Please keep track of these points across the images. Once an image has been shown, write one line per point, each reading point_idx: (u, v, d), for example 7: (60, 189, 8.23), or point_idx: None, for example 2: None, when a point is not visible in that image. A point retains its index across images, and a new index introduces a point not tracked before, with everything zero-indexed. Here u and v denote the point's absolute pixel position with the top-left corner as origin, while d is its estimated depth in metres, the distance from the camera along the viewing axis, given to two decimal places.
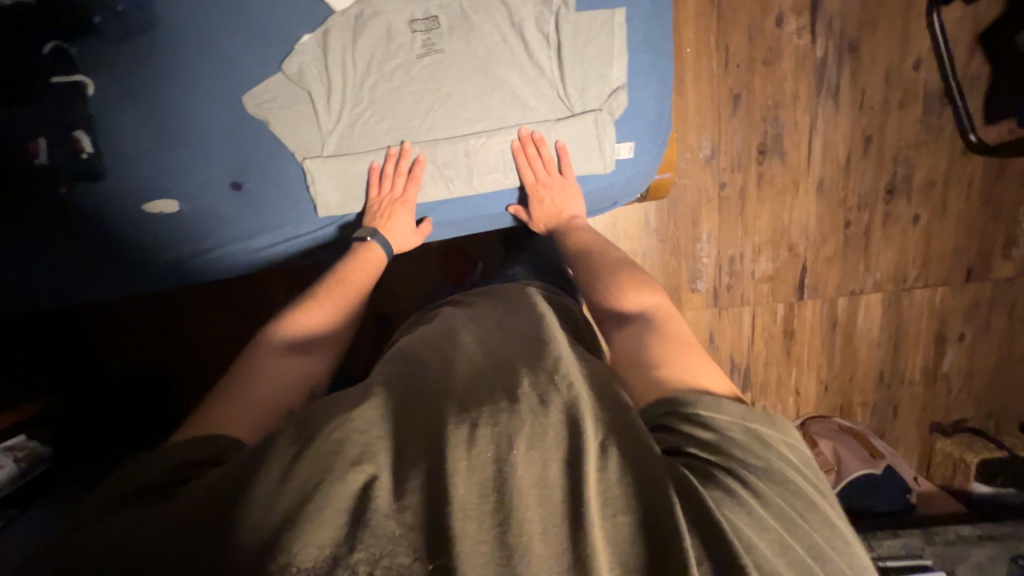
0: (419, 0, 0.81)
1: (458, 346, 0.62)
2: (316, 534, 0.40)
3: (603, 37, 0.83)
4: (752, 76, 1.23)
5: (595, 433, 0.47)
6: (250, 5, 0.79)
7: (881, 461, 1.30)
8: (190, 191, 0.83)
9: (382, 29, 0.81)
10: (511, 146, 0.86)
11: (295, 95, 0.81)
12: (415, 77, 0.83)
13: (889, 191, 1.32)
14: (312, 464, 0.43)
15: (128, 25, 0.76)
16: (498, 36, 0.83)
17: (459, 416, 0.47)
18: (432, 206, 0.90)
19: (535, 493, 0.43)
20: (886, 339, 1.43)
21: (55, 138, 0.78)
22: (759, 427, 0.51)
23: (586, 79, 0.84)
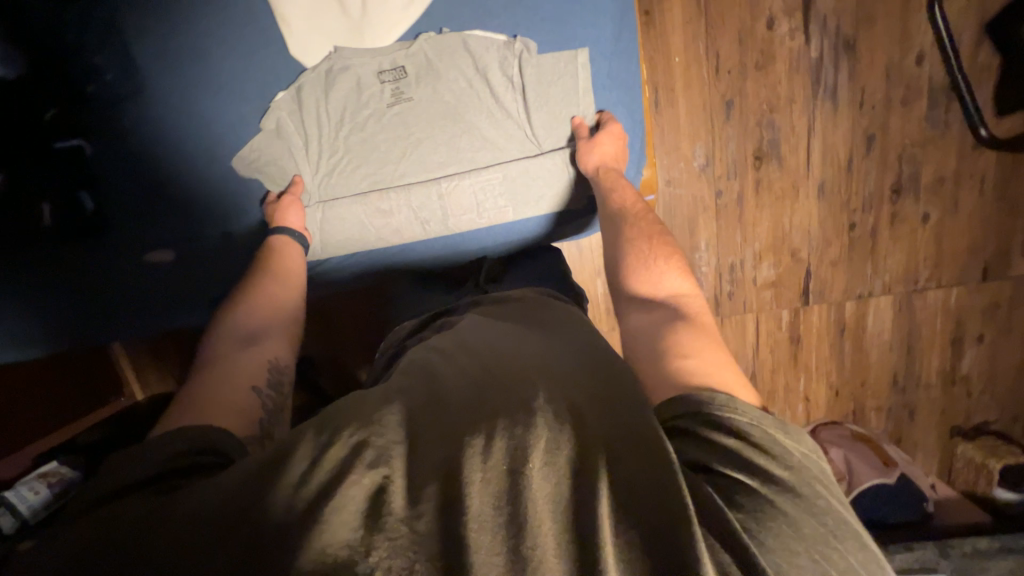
0: (385, 52, 0.84)
1: (474, 348, 0.63)
2: (335, 534, 0.41)
3: (570, 78, 0.86)
4: (744, 81, 1.21)
5: (605, 444, 0.47)
6: (227, 66, 0.84)
7: (894, 470, 1.27)
8: (188, 235, 0.90)
9: (352, 81, 0.86)
10: (481, 188, 0.90)
11: (276, 149, 0.87)
12: (387, 126, 0.88)
13: (895, 191, 1.28)
14: (332, 460, 0.46)
15: (117, 90, 0.84)
16: (464, 81, 0.87)
17: (476, 427, 0.48)
18: (411, 245, 0.95)
19: (551, 504, 0.43)
20: (899, 342, 1.39)
21: (58, 201, 0.84)
22: (779, 435, 0.49)
23: (552, 119, 0.89)
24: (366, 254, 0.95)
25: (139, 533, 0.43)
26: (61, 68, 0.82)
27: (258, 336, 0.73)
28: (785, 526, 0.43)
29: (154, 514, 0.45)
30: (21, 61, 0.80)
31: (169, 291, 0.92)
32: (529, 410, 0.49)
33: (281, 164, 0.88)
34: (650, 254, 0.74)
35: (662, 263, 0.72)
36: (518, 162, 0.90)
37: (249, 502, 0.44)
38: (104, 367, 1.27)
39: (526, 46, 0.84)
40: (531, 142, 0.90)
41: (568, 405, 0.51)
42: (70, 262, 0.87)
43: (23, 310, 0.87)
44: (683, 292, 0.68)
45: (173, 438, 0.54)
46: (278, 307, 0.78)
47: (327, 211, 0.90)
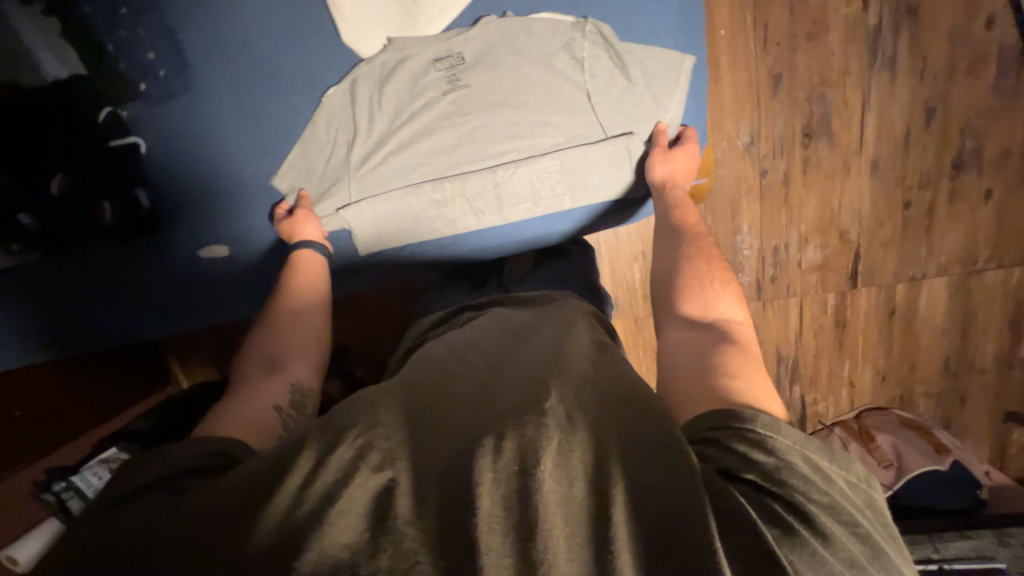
0: (441, 39, 0.83)
1: (483, 356, 0.66)
2: (340, 533, 0.43)
3: (635, 58, 0.83)
4: (795, 53, 1.14)
5: (609, 454, 0.48)
6: (278, 58, 0.84)
7: (946, 457, 1.24)
8: (233, 235, 0.91)
9: (408, 71, 0.84)
10: (539, 175, 0.87)
11: (331, 142, 0.87)
12: (442, 113, 0.85)
13: (955, 167, 1.20)
14: (337, 463, 0.48)
15: (168, 86, 0.84)
16: (524, 64, 0.83)
17: (484, 432, 0.50)
18: (461, 237, 0.94)
19: (563, 508, 0.45)
20: (953, 326, 1.33)
21: (121, 199, 0.86)
22: (823, 458, 0.47)
23: (615, 101, 0.85)
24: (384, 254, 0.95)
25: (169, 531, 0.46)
26: (110, 65, 0.82)
27: (283, 356, 0.75)
28: (813, 537, 0.42)
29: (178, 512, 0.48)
30: (79, 60, 0.82)
31: (203, 289, 0.93)
32: (537, 413, 0.51)
33: (334, 156, 0.88)
34: (706, 273, 0.73)
35: (717, 286, 0.70)
36: (576, 147, 0.86)
37: (263, 500, 0.46)
38: (152, 360, 1.33)
39: (590, 25, 0.81)
40: (589, 126, 0.86)
41: (576, 413, 0.53)
42: (126, 262, 0.90)
43: (59, 309, 0.90)
44: (735, 319, 0.66)
45: (199, 443, 0.56)
46: (302, 318, 0.79)
47: (377, 204, 0.89)
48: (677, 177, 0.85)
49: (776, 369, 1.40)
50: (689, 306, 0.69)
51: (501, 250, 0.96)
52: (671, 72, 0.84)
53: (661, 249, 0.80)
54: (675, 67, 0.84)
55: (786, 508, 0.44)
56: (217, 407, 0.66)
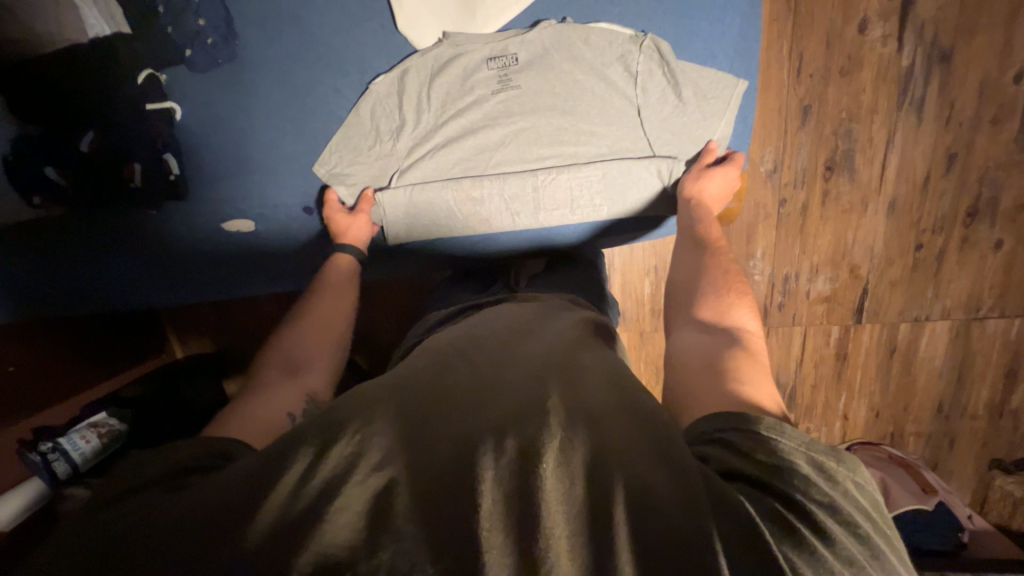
0: (499, 38, 0.82)
1: (481, 352, 0.64)
2: (340, 530, 0.43)
3: (690, 79, 0.83)
4: (826, 87, 1.16)
5: (615, 460, 0.47)
6: (328, 38, 0.83)
7: (933, 497, 1.26)
8: (264, 211, 0.91)
9: (461, 67, 0.84)
10: (579, 183, 0.88)
11: (376, 130, 0.87)
12: (490, 113, 0.86)
13: (970, 214, 1.22)
14: (335, 460, 0.47)
15: (215, 55, 0.83)
16: (577, 73, 0.84)
17: (483, 432, 0.49)
18: (489, 236, 0.94)
19: (565, 512, 0.44)
20: (950, 369, 1.35)
21: (152, 163, 0.85)
22: (827, 459, 0.47)
23: (664, 119, 0.85)
24: (398, 237, 0.93)
25: (161, 519, 0.45)
26: (156, 26, 0.81)
27: (301, 359, 0.74)
28: (813, 537, 0.42)
29: (173, 501, 0.47)
30: (125, 19, 0.80)
31: (220, 262, 0.93)
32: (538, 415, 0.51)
33: (378, 142, 0.87)
34: (723, 285, 0.72)
35: (732, 295, 0.70)
36: (619, 161, 0.87)
37: (258, 492, 0.45)
38: (151, 326, 1.30)
39: (648, 41, 0.81)
40: (635, 141, 0.87)
41: (579, 416, 0.52)
42: (146, 226, 0.90)
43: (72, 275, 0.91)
44: (750, 330, 0.65)
45: (210, 441, 0.56)
46: (328, 321, 0.80)
47: (413, 194, 0.89)
48: (706, 198, 0.85)
49: None
50: (704, 313, 0.70)
51: (521, 246, 0.96)
52: (722, 95, 0.84)
53: (684, 260, 0.81)
54: (726, 91, 0.84)
55: (792, 511, 0.43)
56: (232, 405, 0.65)
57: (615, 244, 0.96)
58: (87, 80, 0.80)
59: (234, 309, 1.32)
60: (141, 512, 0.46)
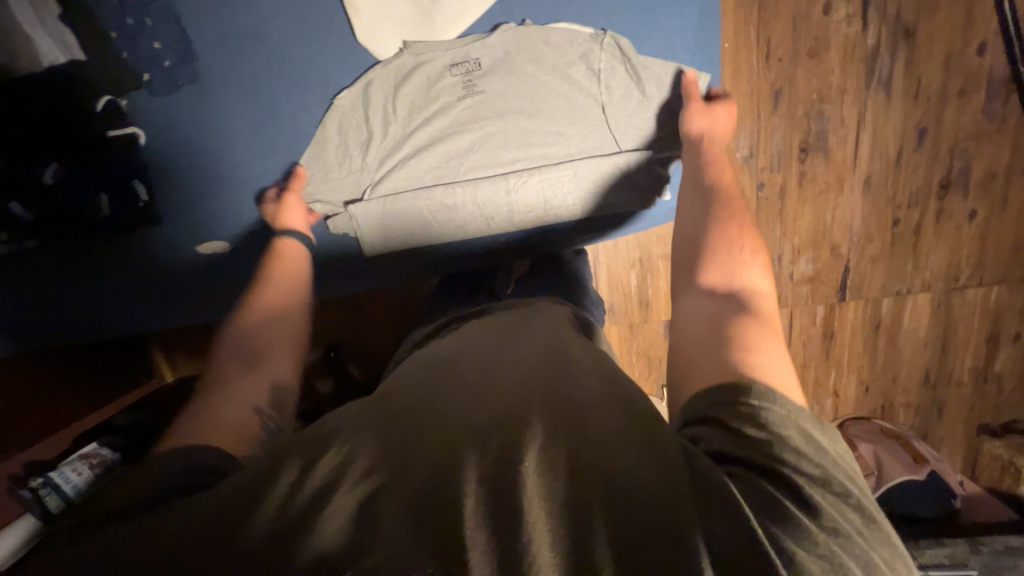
0: (459, 43, 0.82)
1: (471, 358, 0.63)
2: (325, 537, 0.43)
3: (651, 75, 0.85)
4: (795, 70, 1.16)
5: (601, 449, 0.48)
6: (287, 54, 0.82)
7: (925, 466, 1.28)
8: (239, 231, 0.90)
9: (423, 76, 0.84)
10: (551, 185, 0.88)
11: (342, 145, 0.86)
12: (457, 119, 0.86)
13: (943, 186, 1.24)
14: (322, 472, 0.48)
15: (176, 78, 0.82)
16: (540, 74, 0.84)
17: (468, 435, 0.49)
18: (470, 242, 0.94)
19: (550, 506, 0.44)
20: (934, 340, 1.38)
21: (120, 193, 0.84)
22: (812, 431, 0.48)
23: (629, 116, 0.86)
24: (375, 248, 0.92)
25: (147, 537, 0.45)
26: (111, 51, 0.78)
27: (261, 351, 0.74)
28: (796, 509, 0.43)
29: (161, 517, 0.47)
30: (78, 45, 0.78)
31: (202, 284, 0.92)
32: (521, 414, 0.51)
33: (346, 158, 0.86)
34: (733, 241, 0.72)
35: (743, 254, 0.70)
36: (589, 159, 0.87)
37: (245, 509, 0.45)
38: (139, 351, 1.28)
39: (607, 39, 0.82)
40: (602, 138, 0.87)
41: (562, 409, 0.52)
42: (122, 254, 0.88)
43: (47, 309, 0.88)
44: (760, 289, 0.67)
45: (183, 454, 0.55)
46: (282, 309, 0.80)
47: (387, 205, 0.88)
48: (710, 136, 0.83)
49: None
50: (711, 277, 0.70)
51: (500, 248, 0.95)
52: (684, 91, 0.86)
53: (690, 212, 0.80)
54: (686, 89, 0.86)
55: (777, 486, 0.44)
56: (194, 403, 0.65)
57: (594, 242, 0.97)
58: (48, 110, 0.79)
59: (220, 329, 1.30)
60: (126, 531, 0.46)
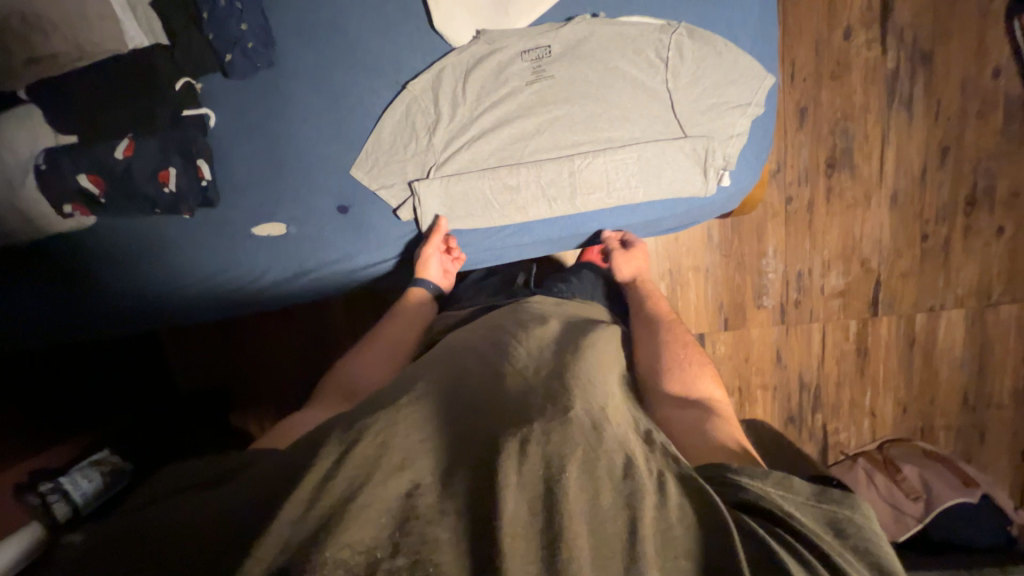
0: (531, 25, 0.66)
1: (504, 356, 0.59)
2: (354, 532, 0.38)
3: (743, 63, 0.66)
4: (820, 90, 1.22)
5: (649, 473, 0.46)
6: (348, 28, 0.67)
7: (976, 490, 1.21)
8: (297, 214, 0.73)
9: (491, 62, 0.67)
10: (627, 171, 0.67)
11: (401, 132, 0.70)
12: (523, 107, 0.67)
13: (969, 203, 1.27)
14: (358, 458, 0.43)
15: (254, 62, 0.66)
16: (628, 50, 0.65)
17: (510, 431, 0.46)
18: (525, 227, 0.73)
19: (596, 523, 0.41)
20: (971, 358, 1.35)
21: (182, 166, 0.69)
22: (831, 509, 0.47)
23: (721, 87, 0.66)
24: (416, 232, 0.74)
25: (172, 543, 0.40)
26: (196, 32, 0.66)
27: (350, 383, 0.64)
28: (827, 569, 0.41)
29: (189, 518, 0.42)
30: (165, 32, 0.67)
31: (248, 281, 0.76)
32: (562, 411, 0.48)
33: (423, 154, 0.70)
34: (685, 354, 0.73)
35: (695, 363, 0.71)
36: (672, 142, 0.66)
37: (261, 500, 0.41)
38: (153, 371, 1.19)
39: (687, 27, 0.65)
40: (699, 117, 0.66)
41: (603, 419, 0.50)
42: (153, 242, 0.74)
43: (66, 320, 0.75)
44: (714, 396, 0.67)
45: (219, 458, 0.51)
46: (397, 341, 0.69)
47: (445, 188, 0.70)
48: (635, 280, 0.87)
49: (798, 395, 1.40)
50: (673, 385, 0.67)
51: (553, 248, 0.77)
52: (761, 78, 0.66)
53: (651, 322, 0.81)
54: (761, 78, 0.66)
55: (799, 541, 0.43)
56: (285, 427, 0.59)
57: (675, 229, 0.77)
58: (120, 85, 0.67)
59: (244, 329, 1.26)
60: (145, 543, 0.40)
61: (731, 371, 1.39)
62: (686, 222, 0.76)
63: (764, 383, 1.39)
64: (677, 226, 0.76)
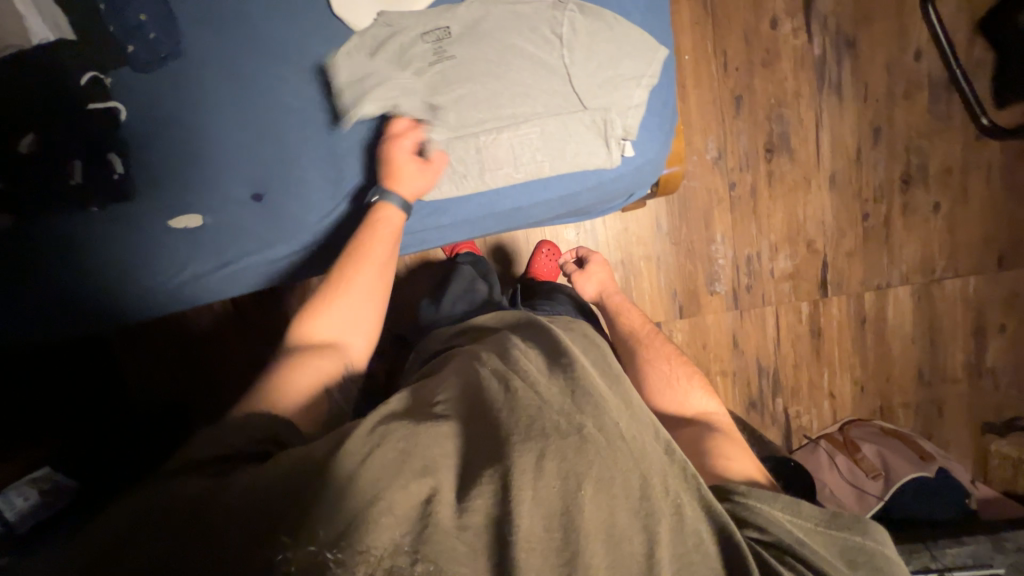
0: (430, 10, 0.68)
1: (518, 361, 0.60)
2: (383, 531, 0.40)
3: (636, 37, 0.67)
4: (752, 77, 1.26)
5: (664, 496, 0.50)
6: (256, 20, 0.69)
7: (933, 464, 1.22)
8: (213, 201, 0.72)
9: (392, 45, 0.68)
10: (532, 145, 0.68)
11: (310, 116, 0.71)
12: (428, 87, 0.68)
13: (905, 181, 1.30)
14: (384, 459, 0.46)
15: (158, 52, 0.68)
16: (524, 28, 0.67)
17: (526, 443, 0.48)
18: (441, 206, 0.73)
19: (607, 540, 0.45)
20: (922, 334, 1.37)
21: (90, 160, 0.69)
22: (839, 533, 0.54)
23: (616, 60, 0.67)
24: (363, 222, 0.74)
25: (188, 531, 0.43)
26: (97, 25, 0.67)
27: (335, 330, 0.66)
28: None
29: (199, 507, 0.44)
30: (70, 25, 0.67)
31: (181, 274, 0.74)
32: (575, 424, 0.50)
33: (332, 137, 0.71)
34: (669, 371, 0.84)
35: (685, 381, 0.82)
36: (571, 115, 0.67)
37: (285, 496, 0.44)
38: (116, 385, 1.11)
39: (577, 5, 0.67)
40: (597, 89, 0.67)
41: (618, 434, 0.52)
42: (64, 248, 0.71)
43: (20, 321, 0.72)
44: (709, 410, 0.79)
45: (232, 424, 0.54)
46: (368, 283, 0.68)
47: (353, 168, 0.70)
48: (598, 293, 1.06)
49: (757, 379, 1.40)
50: (667, 399, 0.80)
51: (474, 229, 0.77)
52: (652, 50, 0.68)
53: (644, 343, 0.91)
54: (654, 50, 0.68)
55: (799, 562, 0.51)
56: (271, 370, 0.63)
57: (594, 205, 0.77)
58: (23, 81, 0.67)
59: (209, 342, 1.19)
60: (157, 530, 0.43)
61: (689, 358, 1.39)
62: (605, 197, 0.76)
63: (723, 368, 1.39)
64: (596, 203, 0.77)
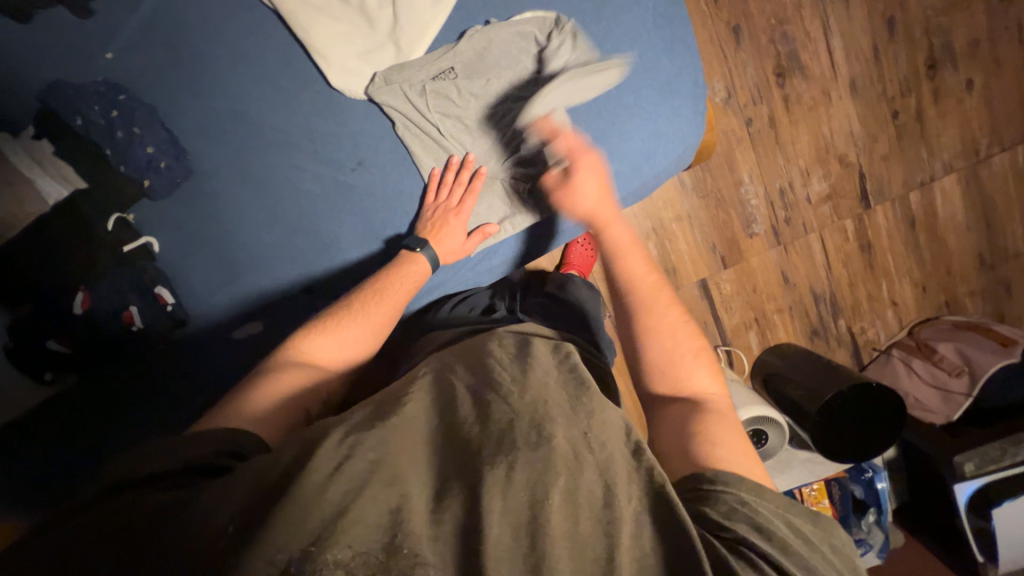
0: (429, 55, 0.72)
1: (488, 364, 0.50)
2: (357, 533, 0.36)
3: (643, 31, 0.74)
4: (747, 2, 1.18)
5: (628, 498, 0.41)
6: (258, 117, 0.72)
7: (1017, 347, 1.15)
8: (268, 303, 0.75)
9: (406, 99, 0.72)
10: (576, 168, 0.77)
11: (352, 200, 0.75)
12: (453, 132, 0.74)
13: (930, 67, 1.23)
14: (353, 471, 0.39)
15: (173, 177, 0.71)
16: (533, 49, 0.73)
17: (495, 454, 0.41)
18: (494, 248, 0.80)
19: (565, 533, 0.38)
20: (976, 219, 1.33)
21: (143, 301, 0.71)
22: (795, 518, 0.44)
23: (629, 58, 0.74)
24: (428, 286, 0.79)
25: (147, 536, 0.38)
26: (108, 169, 0.69)
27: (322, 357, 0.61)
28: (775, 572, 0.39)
29: (155, 519, 0.39)
30: (77, 173, 0.68)
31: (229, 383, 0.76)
32: (545, 437, 0.41)
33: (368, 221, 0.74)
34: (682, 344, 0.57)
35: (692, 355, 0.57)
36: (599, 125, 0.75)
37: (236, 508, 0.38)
38: None
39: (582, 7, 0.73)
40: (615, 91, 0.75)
41: (580, 432, 0.43)
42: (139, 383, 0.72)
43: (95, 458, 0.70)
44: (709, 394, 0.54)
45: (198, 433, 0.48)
46: (372, 325, 0.65)
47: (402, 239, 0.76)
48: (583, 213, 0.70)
49: (815, 309, 1.37)
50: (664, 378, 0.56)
51: (521, 260, 0.85)
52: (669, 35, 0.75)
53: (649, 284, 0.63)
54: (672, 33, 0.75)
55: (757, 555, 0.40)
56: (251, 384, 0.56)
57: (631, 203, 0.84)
58: (51, 244, 0.67)
59: None
60: (97, 538, 0.38)
61: (743, 306, 1.35)
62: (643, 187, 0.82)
63: (779, 306, 1.36)
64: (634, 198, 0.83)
